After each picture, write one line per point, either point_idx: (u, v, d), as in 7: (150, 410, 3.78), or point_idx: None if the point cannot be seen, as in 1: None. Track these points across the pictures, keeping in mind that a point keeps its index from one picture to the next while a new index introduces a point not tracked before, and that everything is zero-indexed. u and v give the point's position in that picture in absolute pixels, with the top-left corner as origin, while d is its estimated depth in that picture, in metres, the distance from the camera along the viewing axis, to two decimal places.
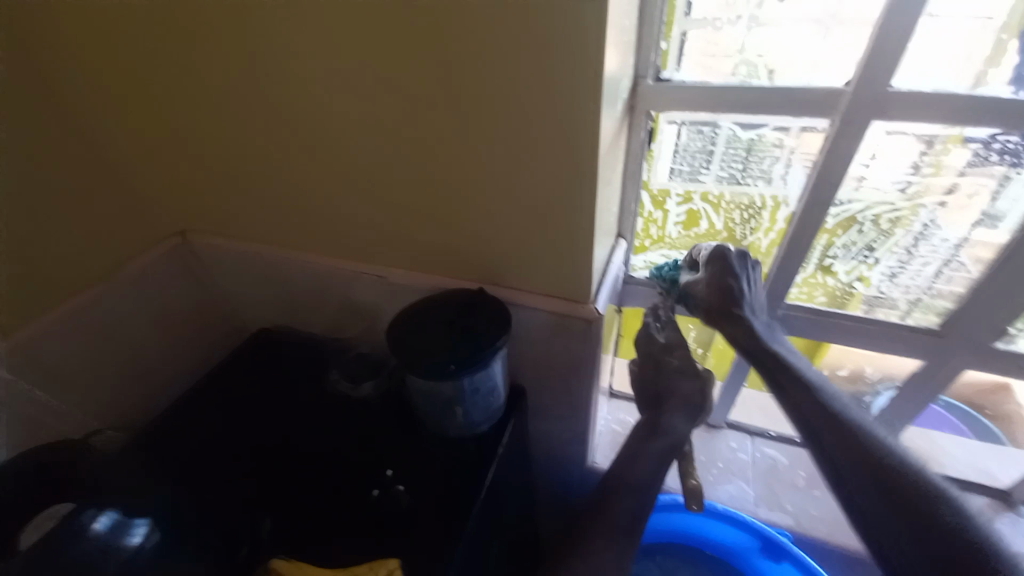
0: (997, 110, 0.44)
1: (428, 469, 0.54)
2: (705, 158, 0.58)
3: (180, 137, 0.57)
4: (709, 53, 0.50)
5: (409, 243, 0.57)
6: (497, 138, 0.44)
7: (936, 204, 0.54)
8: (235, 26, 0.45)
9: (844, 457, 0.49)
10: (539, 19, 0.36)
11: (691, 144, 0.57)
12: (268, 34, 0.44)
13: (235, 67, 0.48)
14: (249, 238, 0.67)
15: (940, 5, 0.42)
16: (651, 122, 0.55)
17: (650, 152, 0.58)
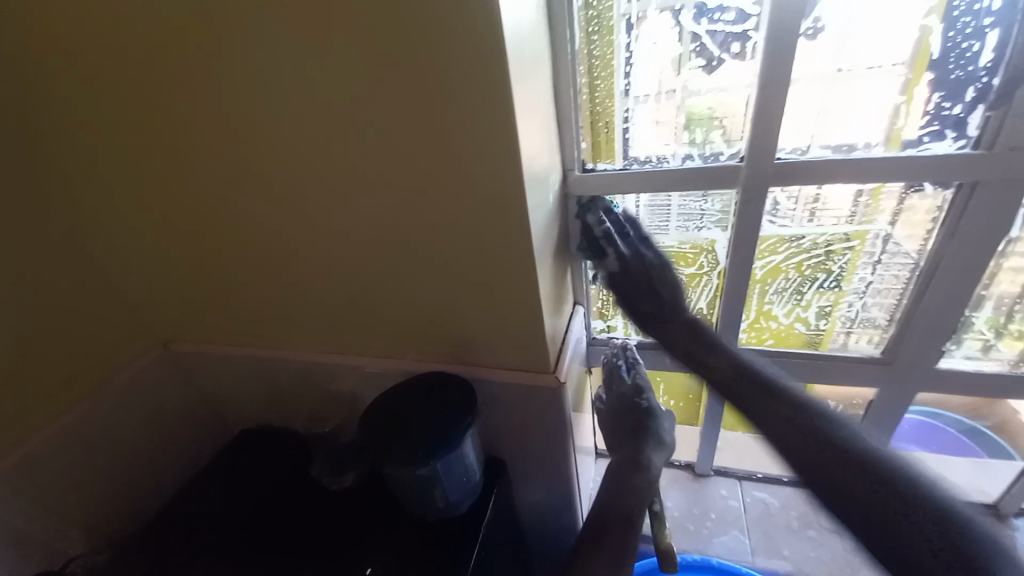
0: (880, 166, 0.50)
1: (404, 561, 0.54)
2: (666, 218, 0.62)
3: (167, 254, 0.63)
4: (654, 126, 0.56)
5: (378, 333, 0.61)
6: (447, 233, 0.49)
7: (888, 222, 0.56)
8: (217, 161, 0.52)
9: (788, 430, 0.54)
10: (468, 137, 0.43)
11: (653, 203, 0.61)
12: (241, 165, 0.51)
13: (214, 193, 0.55)
14: (230, 341, 0.70)
15: (847, 61, 0.48)
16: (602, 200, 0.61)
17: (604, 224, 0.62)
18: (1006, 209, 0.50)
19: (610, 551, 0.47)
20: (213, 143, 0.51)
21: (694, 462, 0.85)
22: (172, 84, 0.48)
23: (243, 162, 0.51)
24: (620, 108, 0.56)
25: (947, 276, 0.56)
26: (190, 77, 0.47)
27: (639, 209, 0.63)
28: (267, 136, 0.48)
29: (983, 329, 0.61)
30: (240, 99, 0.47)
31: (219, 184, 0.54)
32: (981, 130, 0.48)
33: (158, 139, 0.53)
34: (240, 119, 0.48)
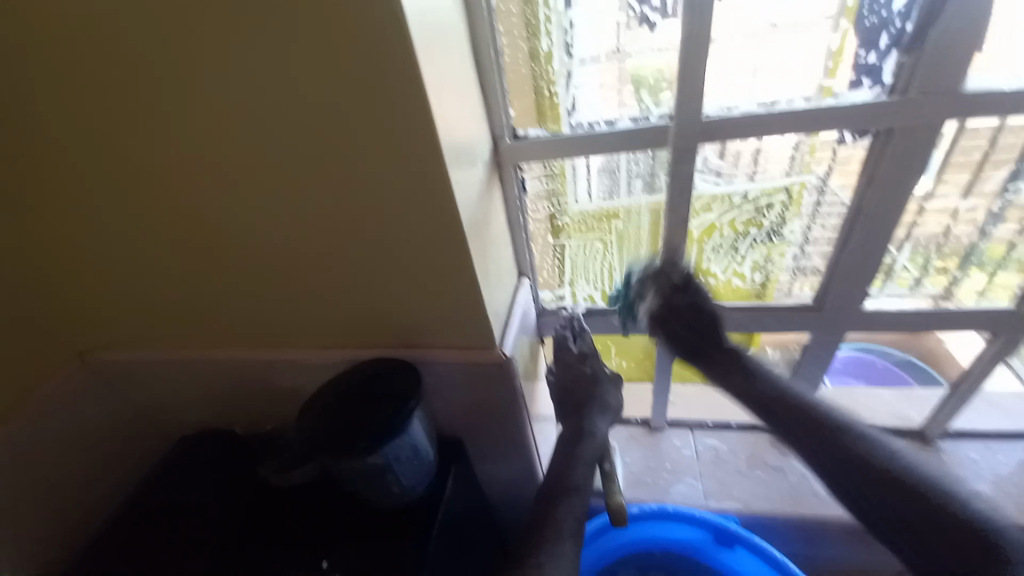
0: (807, 118, 0.49)
1: (362, 549, 0.54)
2: (614, 181, 0.59)
3: (67, 256, 0.57)
4: (604, 90, 0.54)
5: (313, 324, 0.57)
6: (373, 217, 0.46)
7: (826, 168, 0.56)
8: (108, 153, 0.47)
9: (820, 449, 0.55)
10: (379, 112, 0.40)
11: (609, 164, 0.58)
12: (133, 150, 0.46)
13: (107, 184, 0.49)
14: (155, 347, 0.64)
15: (778, 15, 0.47)
16: (549, 167, 0.59)
17: (557, 190, 0.61)
18: (923, 153, 0.50)
19: (553, 520, 0.49)
20: (101, 132, 0.45)
21: (649, 418, 0.88)
22: (40, 60, 0.42)
23: (138, 151, 0.46)
24: (560, 69, 0.53)
25: (869, 223, 0.56)
26: (64, 57, 0.41)
27: (592, 172, 0.59)
28: (156, 115, 0.43)
29: (911, 268, 0.64)
30: (121, 82, 0.42)
31: (115, 178, 0.48)
32: (896, 77, 0.47)
33: (37, 133, 0.47)
34: (126, 104, 0.43)
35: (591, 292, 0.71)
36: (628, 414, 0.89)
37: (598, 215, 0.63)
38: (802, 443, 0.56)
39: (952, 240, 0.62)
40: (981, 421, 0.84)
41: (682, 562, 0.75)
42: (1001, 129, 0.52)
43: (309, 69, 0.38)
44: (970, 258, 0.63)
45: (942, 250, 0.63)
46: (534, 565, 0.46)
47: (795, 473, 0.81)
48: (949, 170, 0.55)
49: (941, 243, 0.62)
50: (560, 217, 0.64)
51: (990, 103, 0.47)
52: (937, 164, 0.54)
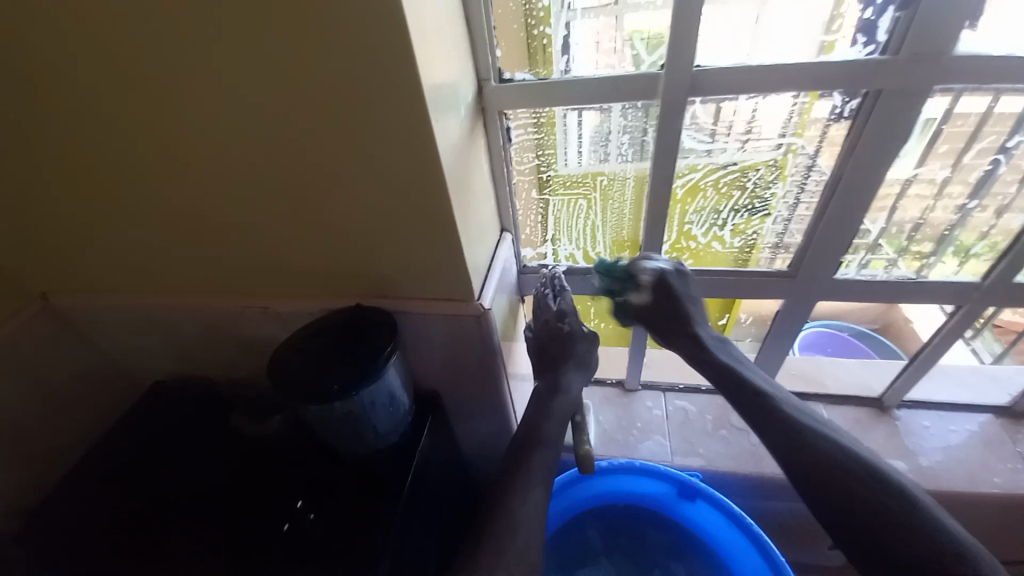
0: (795, 74, 0.48)
1: (337, 495, 0.55)
2: (607, 142, 0.58)
3: (19, 190, 0.53)
4: (601, 41, 0.51)
5: (286, 270, 0.56)
6: (348, 160, 0.44)
7: (812, 150, 0.56)
8: (56, 75, 0.43)
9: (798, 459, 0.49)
10: (356, 44, 0.37)
11: (598, 133, 0.58)
12: (82, 73, 0.42)
13: (59, 112, 0.45)
14: (122, 291, 0.62)
15: None
16: (540, 114, 0.57)
17: (546, 144, 0.60)
18: (907, 120, 0.50)
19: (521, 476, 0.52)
20: (44, 50, 0.41)
21: (623, 379, 0.90)
22: None
23: (89, 77, 0.42)
24: (558, 21, 0.51)
25: (845, 193, 0.56)
26: None
27: (583, 141, 0.59)
28: (106, 35, 0.39)
29: (886, 250, 0.65)
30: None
31: (66, 105, 0.45)
32: (890, 34, 0.46)
33: None
34: (72, 21, 0.39)
35: (573, 251, 0.70)
36: (604, 375, 0.92)
37: (584, 171, 0.61)
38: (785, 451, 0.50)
39: (927, 225, 0.63)
40: (937, 392, 0.88)
41: (647, 515, 0.79)
42: (987, 118, 0.52)
43: None
44: (945, 241, 0.64)
45: (918, 235, 0.64)
46: (505, 510, 0.47)
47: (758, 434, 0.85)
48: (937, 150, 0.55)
49: (914, 230, 0.63)
50: (545, 171, 0.62)
51: (975, 69, 0.46)
52: (922, 143, 0.54)
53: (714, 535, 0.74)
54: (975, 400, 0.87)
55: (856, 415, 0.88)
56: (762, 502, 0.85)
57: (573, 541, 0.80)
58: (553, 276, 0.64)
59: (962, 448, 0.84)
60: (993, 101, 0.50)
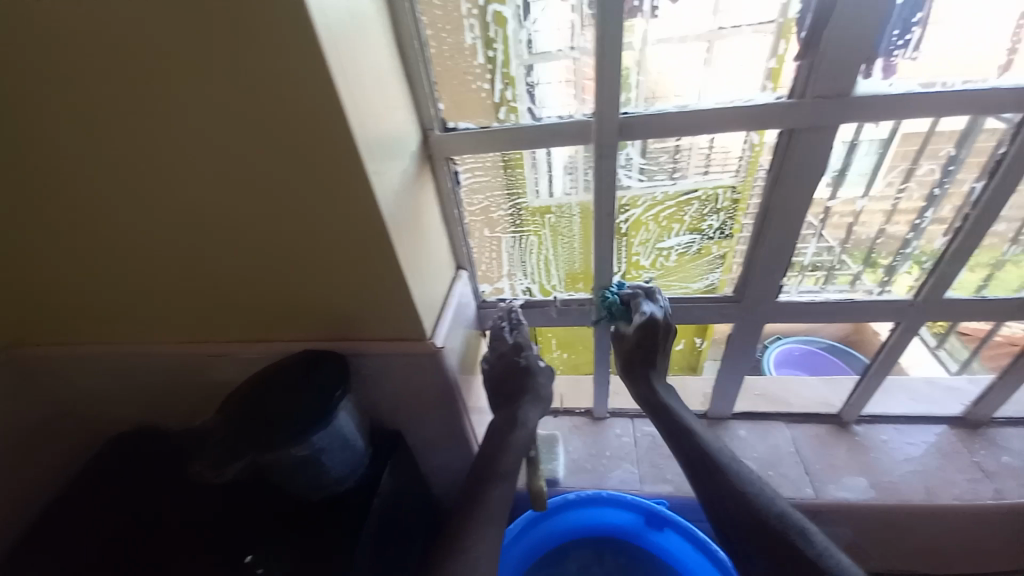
0: (717, 118, 0.52)
1: (285, 547, 0.53)
2: (578, 176, 0.60)
3: None
4: (566, 80, 0.53)
5: (240, 316, 0.56)
6: (290, 207, 0.46)
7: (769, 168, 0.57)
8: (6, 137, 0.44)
9: (722, 507, 0.54)
10: (292, 101, 0.39)
11: (570, 164, 0.59)
12: (29, 134, 0.44)
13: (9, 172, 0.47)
14: (75, 343, 0.62)
15: (726, 20, 0.50)
16: (505, 157, 0.59)
17: (515, 185, 0.61)
18: (822, 154, 0.54)
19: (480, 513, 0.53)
20: None
21: (592, 408, 0.91)
22: None
23: (33, 135, 0.44)
24: (519, 64, 0.53)
25: (776, 222, 0.60)
26: None
27: (555, 170, 0.60)
28: (52, 101, 0.41)
29: (851, 263, 0.69)
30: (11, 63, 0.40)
31: (15, 165, 0.46)
32: (793, 81, 0.51)
33: None
34: (15, 85, 0.41)
35: (529, 285, 0.72)
36: (573, 404, 0.92)
37: (532, 209, 0.64)
38: (711, 493, 0.55)
39: (886, 238, 0.66)
40: (892, 405, 0.91)
41: (619, 545, 0.79)
42: (928, 136, 0.56)
43: (205, 55, 0.38)
44: (902, 255, 0.67)
45: (881, 247, 0.67)
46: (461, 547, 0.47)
47: None
48: (884, 173, 0.60)
49: (875, 243, 0.67)
50: (495, 211, 0.65)
51: (877, 105, 0.50)
52: (872, 165, 0.59)
53: (682, 563, 0.74)
54: (930, 411, 0.90)
55: (818, 432, 0.90)
56: None
57: None
58: (510, 312, 0.66)
59: (922, 461, 0.85)
60: (933, 121, 0.54)
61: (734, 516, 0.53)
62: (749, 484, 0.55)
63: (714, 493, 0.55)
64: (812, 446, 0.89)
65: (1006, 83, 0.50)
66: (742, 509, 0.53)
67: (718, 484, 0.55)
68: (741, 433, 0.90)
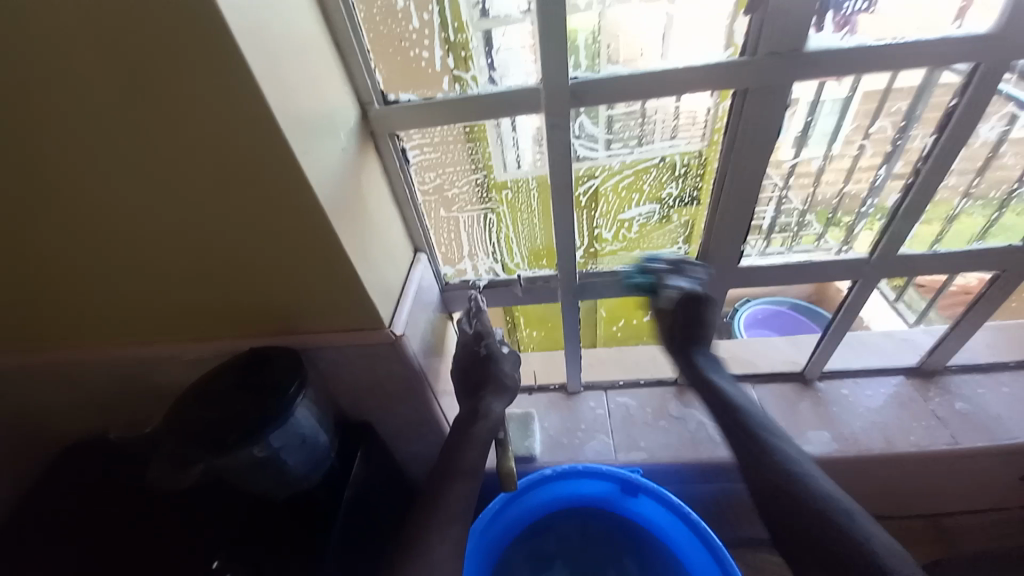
0: (669, 80, 0.50)
1: (253, 546, 0.53)
2: (537, 148, 0.57)
3: None
4: (521, 48, 0.50)
5: (181, 315, 0.53)
6: (218, 195, 0.43)
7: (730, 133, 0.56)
8: None
9: (760, 485, 0.58)
10: (200, 76, 0.36)
11: (539, 136, 0.56)
12: None
13: None
14: (6, 355, 0.58)
15: None
16: (464, 129, 0.56)
17: (480, 157, 0.59)
18: (775, 114, 0.53)
19: (446, 504, 0.52)
20: None
21: (566, 382, 0.91)
22: None
23: None
24: (476, 32, 0.50)
25: (734, 186, 0.59)
26: None
27: (518, 140, 0.57)
28: None
29: (815, 224, 0.69)
30: None
31: None
32: (745, 38, 0.49)
33: None
34: None
35: (492, 265, 0.70)
36: (547, 380, 0.93)
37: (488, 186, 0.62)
38: (757, 473, 0.59)
39: (846, 198, 0.66)
40: (853, 359, 0.94)
41: (597, 515, 0.80)
42: (887, 94, 0.55)
43: (95, 30, 0.34)
44: (861, 213, 0.68)
45: (840, 207, 0.67)
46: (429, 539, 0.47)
47: (695, 420, 0.87)
48: (851, 130, 0.59)
49: (836, 204, 0.67)
50: (449, 189, 0.62)
51: (829, 61, 0.50)
52: (834, 124, 0.58)
53: (658, 526, 0.76)
54: (886, 364, 0.94)
55: (784, 391, 0.93)
56: (705, 488, 0.87)
57: (528, 550, 0.79)
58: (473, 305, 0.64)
59: (880, 411, 0.89)
60: (891, 78, 0.54)
61: (774, 490, 0.57)
62: (778, 445, 0.60)
63: (746, 448, 0.62)
64: (778, 405, 0.91)
65: (961, 33, 0.49)
66: (782, 486, 0.56)
67: (763, 466, 0.59)
68: None
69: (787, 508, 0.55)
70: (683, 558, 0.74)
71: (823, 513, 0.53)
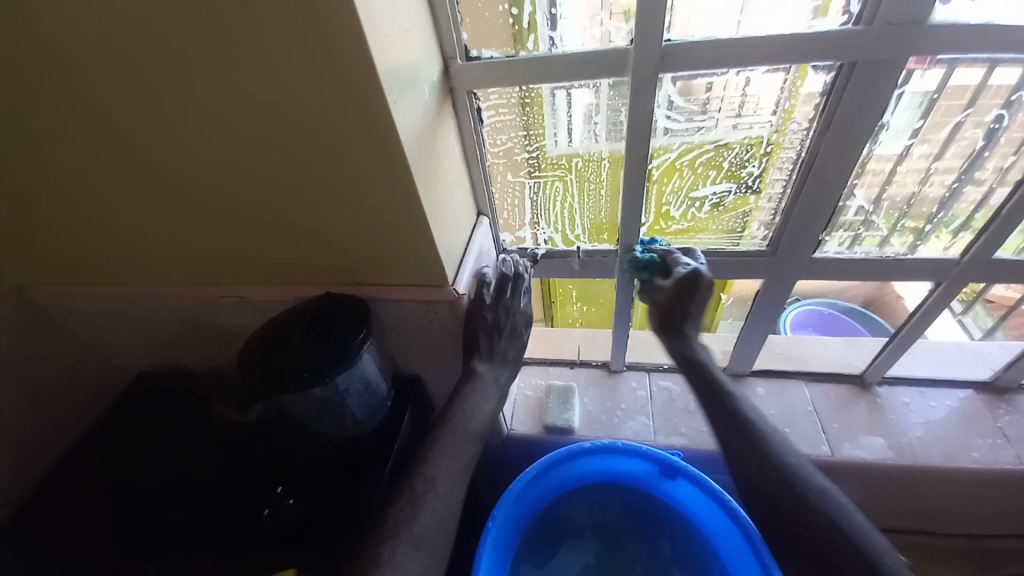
0: (768, 50, 0.47)
1: (314, 479, 0.57)
2: (592, 121, 0.56)
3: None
4: (588, 9, 0.49)
5: (258, 259, 0.56)
6: (304, 144, 0.44)
7: (806, 114, 0.53)
8: (16, 71, 0.43)
9: (752, 471, 0.55)
10: (301, 18, 0.36)
11: (591, 109, 0.56)
12: (43, 70, 0.43)
13: (26, 111, 0.46)
14: (99, 285, 0.63)
15: None
16: (524, 95, 0.56)
17: (535, 126, 0.58)
18: (879, 94, 0.49)
19: (460, 455, 0.56)
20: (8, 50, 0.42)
21: (609, 361, 0.91)
22: None
23: (45, 70, 0.43)
24: None
25: (822, 170, 0.56)
26: None
27: (572, 114, 0.57)
28: (63, 32, 0.40)
29: (882, 226, 0.64)
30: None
31: (29, 101, 0.45)
32: (863, 5, 0.45)
33: None
34: (26, 16, 0.40)
35: (552, 235, 0.70)
36: (589, 356, 0.93)
37: (558, 154, 0.61)
38: (747, 458, 0.56)
39: (920, 200, 0.61)
40: (917, 368, 0.89)
41: (630, 492, 0.81)
42: (980, 91, 0.51)
43: None
44: (946, 211, 0.62)
45: (913, 206, 0.62)
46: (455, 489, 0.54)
47: None
48: (929, 126, 0.54)
49: (910, 204, 0.62)
50: (521, 152, 0.61)
51: (952, 40, 0.45)
52: (919, 115, 0.53)
53: (693, 509, 0.76)
54: (954, 375, 0.88)
55: (837, 392, 0.89)
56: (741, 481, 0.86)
57: (557, 517, 0.81)
58: (503, 275, 0.62)
59: (941, 424, 0.84)
60: (986, 74, 0.49)
61: (768, 476, 0.55)
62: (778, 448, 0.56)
63: (744, 440, 0.57)
64: (830, 406, 0.88)
65: None
66: (776, 473, 0.54)
67: (754, 451, 0.56)
68: (759, 390, 0.90)
69: (779, 498, 0.54)
70: (713, 539, 0.75)
71: (826, 520, 0.51)
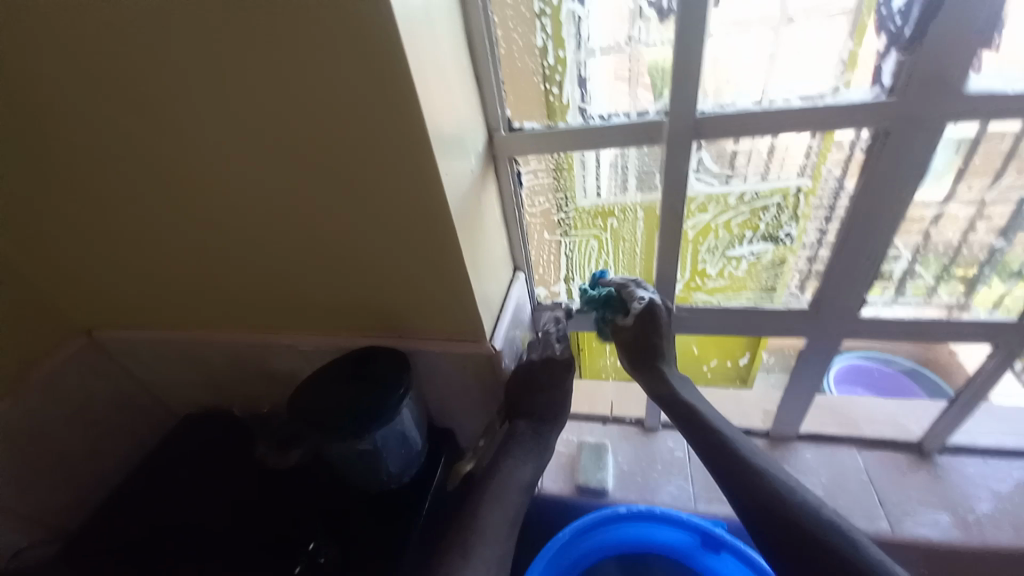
0: (798, 118, 0.48)
1: (347, 532, 0.57)
2: (622, 175, 0.59)
3: (80, 247, 0.60)
4: (616, 80, 0.53)
5: (307, 310, 0.59)
6: (360, 207, 0.48)
7: (837, 166, 0.53)
8: (115, 148, 0.49)
9: (752, 502, 0.53)
10: (365, 103, 0.40)
11: (617, 162, 0.58)
12: (137, 145, 0.49)
13: (118, 179, 0.52)
14: (161, 332, 0.68)
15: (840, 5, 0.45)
16: (556, 160, 0.59)
17: (566, 186, 0.62)
18: (913, 153, 0.49)
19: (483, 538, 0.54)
20: (110, 130, 0.48)
21: (644, 417, 0.89)
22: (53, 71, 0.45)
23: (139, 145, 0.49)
24: (571, 62, 0.53)
25: (861, 227, 0.55)
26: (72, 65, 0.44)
27: (600, 166, 0.59)
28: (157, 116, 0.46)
29: (927, 274, 0.62)
30: (123, 87, 0.44)
31: (123, 172, 0.51)
32: (895, 78, 0.46)
33: (51, 131, 0.49)
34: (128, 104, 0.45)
35: None
36: (623, 412, 0.91)
37: (592, 211, 0.63)
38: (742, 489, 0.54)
39: (967, 248, 0.60)
40: (981, 436, 0.82)
41: (668, 562, 0.76)
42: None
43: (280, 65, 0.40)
44: (992, 263, 0.60)
45: (958, 258, 0.61)
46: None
47: None
48: (974, 184, 0.54)
49: (955, 252, 0.60)
50: (560, 211, 0.64)
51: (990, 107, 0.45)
52: (951, 166, 0.52)
53: None
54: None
55: (893, 459, 0.83)
56: None
57: None
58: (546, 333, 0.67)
59: (1015, 501, 0.76)
60: None
61: (765, 503, 0.52)
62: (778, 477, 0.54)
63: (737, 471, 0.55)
64: (886, 475, 0.81)
65: None
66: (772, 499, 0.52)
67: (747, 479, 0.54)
68: (806, 454, 0.84)
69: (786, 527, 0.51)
70: None
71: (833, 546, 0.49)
